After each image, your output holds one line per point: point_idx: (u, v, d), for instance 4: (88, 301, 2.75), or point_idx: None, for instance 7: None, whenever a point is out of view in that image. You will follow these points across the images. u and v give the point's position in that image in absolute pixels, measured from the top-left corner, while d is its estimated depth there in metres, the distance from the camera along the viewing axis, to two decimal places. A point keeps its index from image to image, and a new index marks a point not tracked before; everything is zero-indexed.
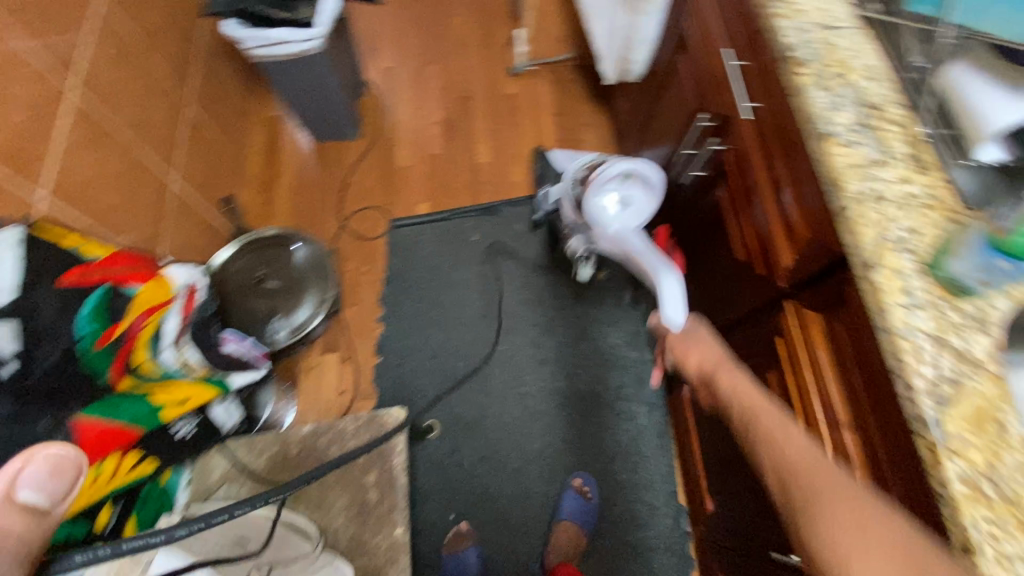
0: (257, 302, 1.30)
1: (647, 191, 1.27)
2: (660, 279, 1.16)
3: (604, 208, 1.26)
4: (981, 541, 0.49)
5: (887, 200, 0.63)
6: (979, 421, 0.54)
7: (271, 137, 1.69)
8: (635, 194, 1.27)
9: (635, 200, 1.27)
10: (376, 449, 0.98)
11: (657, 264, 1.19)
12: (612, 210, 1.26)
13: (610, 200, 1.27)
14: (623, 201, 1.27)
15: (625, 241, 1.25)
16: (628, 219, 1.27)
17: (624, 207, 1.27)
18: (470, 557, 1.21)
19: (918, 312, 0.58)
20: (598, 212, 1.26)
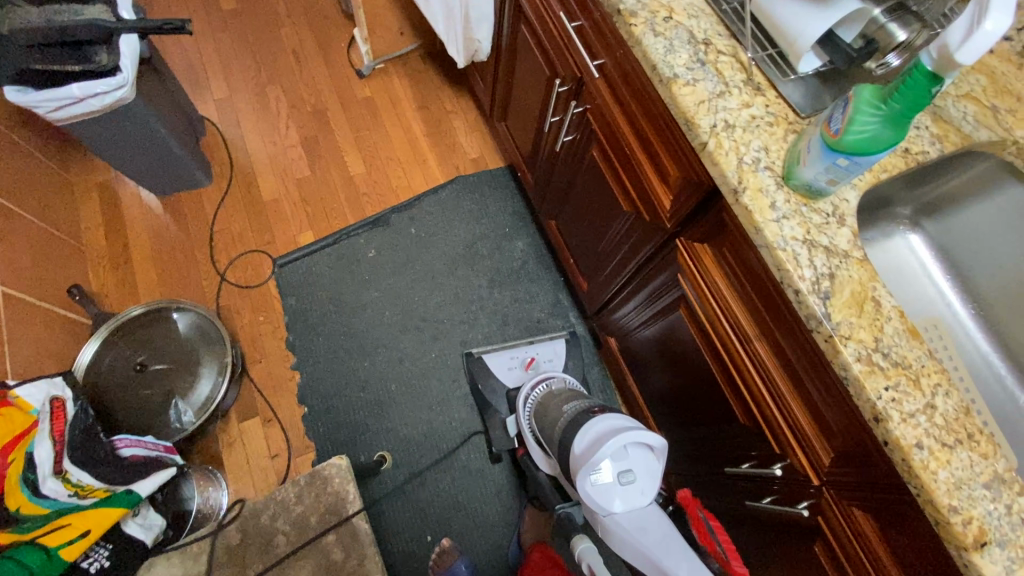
0: (145, 391, 1.16)
1: (652, 455, 0.89)
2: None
3: (603, 493, 0.87)
4: (886, 408, 0.56)
5: (736, 127, 0.67)
6: (857, 304, 0.60)
7: (108, 205, 1.48)
8: (638, 462, 0.89)
9: (639, 467, 0.89)
10: (327, 505, 0.87)
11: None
12: (614, 491, 0.87)
13: (605, 477, 0.87)
14: (624, 477, 0.88)
15: (646, 529, 0.85)
16: (640, 498, 0.89)
17: (628, 484, 0.88)
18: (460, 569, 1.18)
19: (787, 222, 0.63)
20: (598, 498, 0.87)
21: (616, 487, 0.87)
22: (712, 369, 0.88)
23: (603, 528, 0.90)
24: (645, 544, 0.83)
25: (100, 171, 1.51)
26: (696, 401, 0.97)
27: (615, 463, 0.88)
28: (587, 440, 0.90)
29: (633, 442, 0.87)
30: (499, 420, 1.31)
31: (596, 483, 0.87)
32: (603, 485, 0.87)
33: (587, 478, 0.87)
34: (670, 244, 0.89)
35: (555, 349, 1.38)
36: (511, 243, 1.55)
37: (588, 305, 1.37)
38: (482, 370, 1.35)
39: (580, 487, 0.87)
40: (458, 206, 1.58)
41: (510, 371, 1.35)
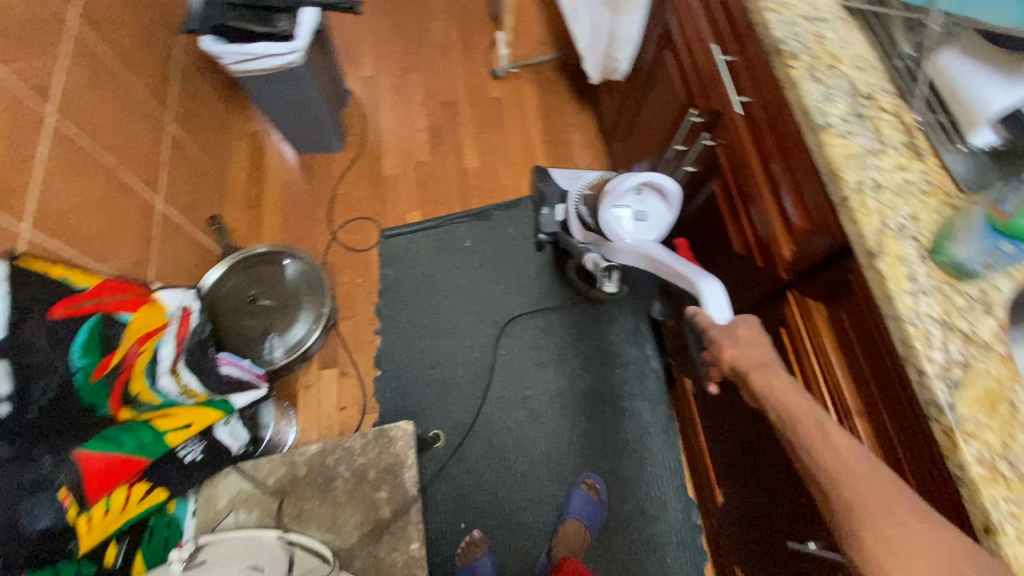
0: (250, 320, 1.28)
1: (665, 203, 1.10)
2: (696, 277, 0.91)
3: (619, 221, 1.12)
4: (1002, 521, 0.50)
5: (885, 187, 0.64)
6: (990, 402, 0.55)
7: (255, 153, 1.66)
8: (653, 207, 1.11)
9: (652, 212, 1.11)
10: (386, 464, 0.90)
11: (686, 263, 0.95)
12: (626, 224, 1.13)
13: (623, 209, 1.12)
14: (639, 215, 1.12)
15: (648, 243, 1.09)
16: (646, 233, 1.12)
17: (641, 222, 1.12)
18: (485, 564, 1.20)
19: (924, 297, 0.59)
20: (610, 221, 1.12)
21: (629, 219, 1.13)
22: None
23: (616, 250, 1.14)
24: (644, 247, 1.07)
25: (255, 122, 1.70)
26: (770, 463, 0.92)
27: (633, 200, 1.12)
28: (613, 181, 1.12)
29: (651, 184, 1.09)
30: (547, 213, 1.48)
31: (615, 212, 1.12)
32: (619, 216, 1.12)
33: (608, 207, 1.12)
34: (780, 295, 0.85)
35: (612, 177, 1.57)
36: None
37: (671, 337, 1.34)
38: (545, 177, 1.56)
39: (602, 215, 1.13)
40: None
41: (570, 181, 1.54)
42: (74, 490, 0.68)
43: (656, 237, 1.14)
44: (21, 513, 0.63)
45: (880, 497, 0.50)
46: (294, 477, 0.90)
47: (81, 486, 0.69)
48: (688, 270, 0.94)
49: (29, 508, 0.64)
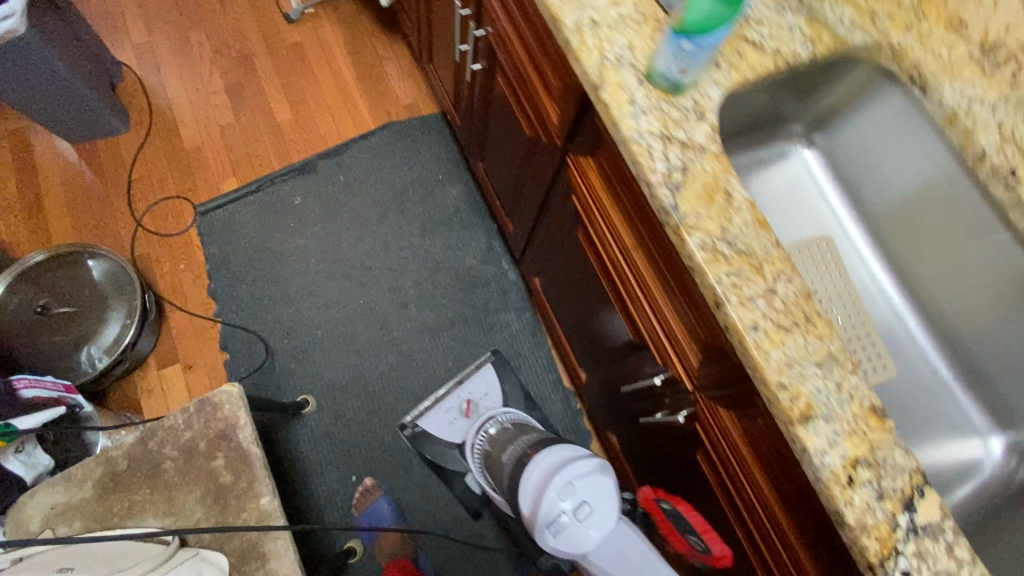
0: (55, 334, 1.14)
1: (599, 476, 0.78)
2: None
3: (570, 540, 0.75)
4: (725, 293, 0.56)
5: (600, 23, 0.66)
6: (708, 195, 0.60)
7: (20, 152, 1.43)
8: (590, 491, 0.77)
9: (593, 497, 0.77)
10: (217, 431, 0.85)
11: None
12: (581, 534, 0.75)
13: (561, 522, 0.76)
14: (582, 511, 0.76)
15: (623, 556, 0.78)
16: (609, 522, 0.76)
17: (591, 518, 0.76)
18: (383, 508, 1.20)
19: (644, 117, 0.62)
20: (566, 546, 0.75)
21: (576, 524, 0.75)
22: (607, 289, 0.88)
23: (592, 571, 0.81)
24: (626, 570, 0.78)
25: (11, 118, 1.45)
26: (602, 325, 0.98)
27: (566, 502, 0.76)
28: (529, 499, 0.80)
29: (571, 473, 0.78)
30: (463, 486, 1.26)
31: (557, 532, 0.76)
32: (566, 532, 0.75)
33: (545, 532, 0.76)
34: (564, 163, 0.87)
35: (487, 380, 1.33)
36: (442, 192, 1.53)
37: (516, 246, 1.37)
38: (425, 438, 1.28)
39: (549, 548, 0.77)
40: (389, 151, 1.55)
41: (451, 425, 1.29)
42: None
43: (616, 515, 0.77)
44: None
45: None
46: (114, 473, 0.82)
47: None
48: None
49: None
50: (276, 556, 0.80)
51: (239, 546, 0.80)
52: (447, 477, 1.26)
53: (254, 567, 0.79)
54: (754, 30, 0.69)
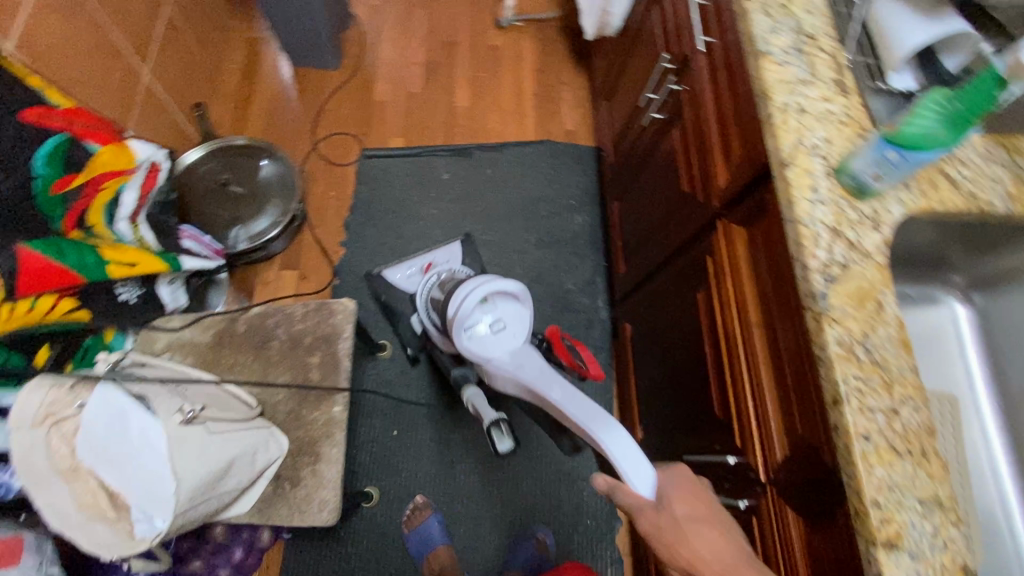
0: (219, 204, 1.31)
1: (520, 305, 0.95)
2: (599, 432, 0.74)
3: (480, 341, 0.92)
4: (848, 393, 0.56)
5: (807, 112, 0.70)
6: (859, 298, 0.61)
7: (251, 58, 1.68)
8: (507, 311, 0.94)
9: (507, 315, 0.94)
10: (323, 333, 0.95)
11: (584, 407, 0.77)
12: (490, 342, 0.92)
13: (477, 329, 0.93)
14: (497, 327, 0.93)
15: (526, 365, 0.89)
16: (516, 339, 0.92)
17: (501, 332, 0.93)
18: (432, 526, 1.21)
19: (821, 206, 0.65)
20: (475, 349, 0.92)
21: (487, 334, 0.93)
22: (706, 353, 0.90)
23: (492, 374, 0.95)
24: (527, 378, 0.87)
25: (255, 29, 1.72)
26: (685, 387, 0.99)
27: (484, 314, 0.93)
28: (454, 302, 0.95)
29: (495, 292, 0.93)
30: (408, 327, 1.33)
31: (472, 334, 0.93)
32: (478, 337, 0.92)
33: (461, 333, 0.93)
34: (711, 226, 0.91)
35: (451, 252, 1.34)
36: (569, 216, 1.60)
37: (620, 287, 1.41)
38: (384, 286, 1.36)
39: (460, 345, 0.93)
40: (537, 163, 1.66)
41: (409, 278, 1.33)
42: (7, 279, 0.70)
43: (524, 336, 0.94)
44: None
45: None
46: (233, 331, 0.94)
47: (14, 277, 0.71)
48: (590, 421, 0.75)
49: None
50: (327, 459, 0.88)
51: (301, 438, 0.89)
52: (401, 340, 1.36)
53: (306, 461, 0.87)
54: (954, 169, 0.69)
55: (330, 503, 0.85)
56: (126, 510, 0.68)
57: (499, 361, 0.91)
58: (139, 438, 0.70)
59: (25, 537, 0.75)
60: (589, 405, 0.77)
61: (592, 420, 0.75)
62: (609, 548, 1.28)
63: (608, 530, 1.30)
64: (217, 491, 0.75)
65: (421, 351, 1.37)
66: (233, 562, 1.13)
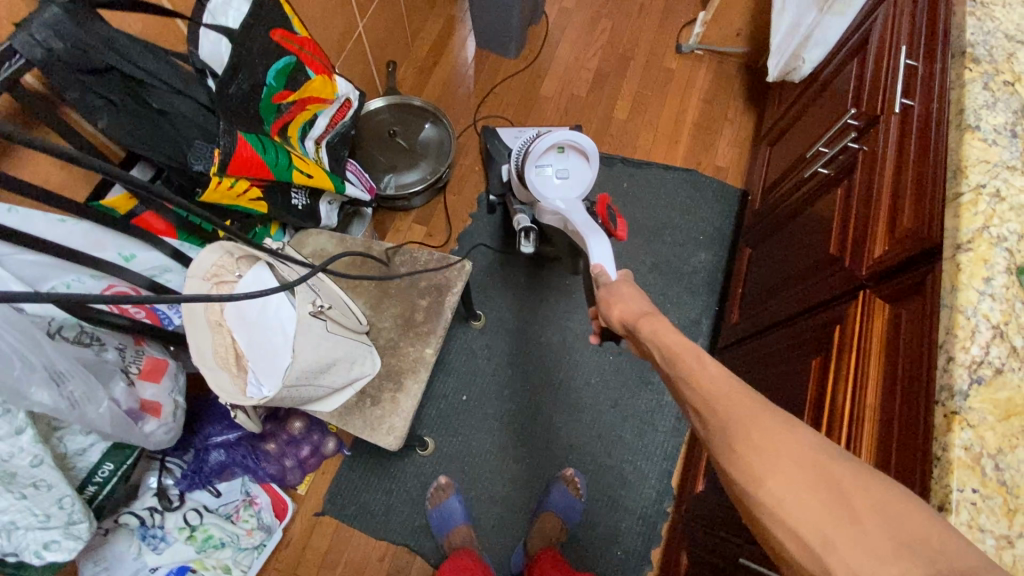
0: (383, 151, 1.48)
1: (586, 165, 1.19)
2: (589, 236, 0.98)
3: (543, 180, 1.18)
4: (958, 502, 0.51)
5: (1003, 200, 0.63)
6: (1007, 411, 0.54)
7: (446, 32, 1.85)
8: (573, 165, 1.19)
9: (573, 169, 1.19)
10: (437, 282, 1.03)
11: (590, 227, 1.01)
12: (551, 182, 1.18)
13: (544, 172, 1.18)
14: (560, 175, 1.18)
15: (569, 203, 1.14)
16: (569, 189, 1.18)
17: (563, 179, 1.18)
18: (454, 505, 1.25)
19: (990, 301, 0.58)
20: (536, 185, 1.17)
21: (549, 177, 1.18)
22: (803, 423, 0.84)
23: (541, 209, 1.20)
24: (566, 210, 1.11)
25: (456, 8, 1.89)
26: None
27: (556, 161, 1.18)
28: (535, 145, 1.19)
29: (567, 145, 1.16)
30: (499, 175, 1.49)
31: (540, 172, 1.18)
32: (544, 176, 1.18)
33: (531, 170, 1.18)
34: (850, 295, 0.85)
35: None
36: (694, 249, 1.57)
37: (725, 334, 1.35)
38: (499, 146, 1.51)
39: (527, 177, 1.18)
40: (676, 190, 1.64)
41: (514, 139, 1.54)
42: (225, 155, 0.84)
43: (577, 195, 1.19)
44: (190, 145, 0.81)
45: (790, 441, 0.43)
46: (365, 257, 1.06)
47: (229, 157, 0.85)
48: (585, 228, 1.01)
49: (197, 146, 0.81)
50: (407, 392, 0.96)
51: (392, 366, 0.98)
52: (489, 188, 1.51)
53: (390, 387, 0.96)
54: None
55: (398, 430, 0.93)
56: (245, 371, 0.81)
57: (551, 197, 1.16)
58: (273, 316, 0.83)
59: (169, 363, 0.92)
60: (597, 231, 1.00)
61: (587, 229, 1.00)
62: None
63: (636, 569, 1.26)
64: (318, 382, 0.85)
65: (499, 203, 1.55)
66: (299, 457, 1.26)
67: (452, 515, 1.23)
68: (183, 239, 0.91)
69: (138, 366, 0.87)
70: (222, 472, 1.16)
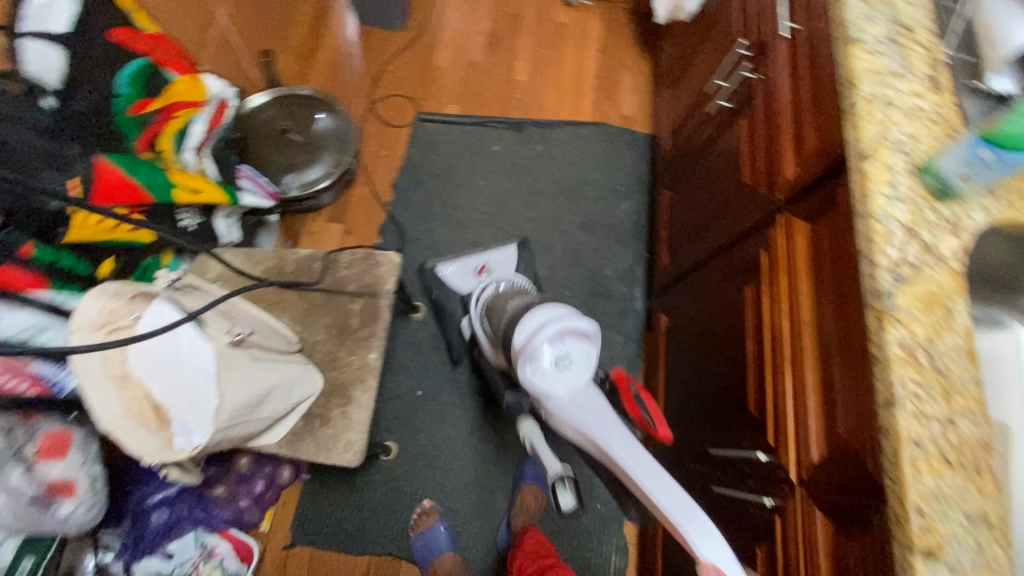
0: (276, 149, 1.34)
1: (589, 345, 0.82)
2: (662, 496, 0.65)
3: (541, 381, 0.80)
4: (903, 396, 0.54)
5: (895, 106, 0.66)
6: (928, 303, 0.58)
7: (320, 11, 1.70)
8: (576, 350, 0.81)
9: (577, 358, 0.81)
10: (366, 282, 0.96)
11: (643, 462, 0.69)
12: (554, 378, 0.80)
13: (541, 363, 0.80)
14: (563, 362, 0.80)
15: (588, 409, 0.78)
16: (578, 381, 0.80)
17: (568, 368, 0.80)
18: (439, 532, 1.21)
19: (898, 203, 0.62)
20: (538, 385, 0.80)
21: (551, 370, 0.80)
22: (748, 348, 0.87)
23: (549, 415, 0.84)
24: (587, 424, 0.76)
25: None
26: (720, 382, 0.97)
27: (550, 347, 0.80)
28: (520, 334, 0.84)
29: (567, 326, 0.81)
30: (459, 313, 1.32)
31: (534, 368, 0.80)
32: (543, 372, 0.80)
33: (525, 365, 0.81)
34: (770, 220, 0.88)
35: (507, 253, 1.28)
36: (616, 201, 1.58)
37: (660, 278, 1.38)
38: (436, 281, 1.30)
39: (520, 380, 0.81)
40: (589, 146, 1.63)
41: (465, 279, 1.29)
42: (86, 183, 0.73)
43: (588, 385, 0.81)
44: (39, 177, 0.69)
45: None
46: (281, 270, 0.97)
47: (92, 184, 0.74)
48: (639, 468, 0.68)
49: (47, 176, 0.70)
50: (358, 403, 0.90)
51: (334, 380, 0.91)
52: (451, 349, 1.35)
53: (338, 402, 0.90)
54: None
55: (355, 445, 0.88)
56: (167, 424, 0.71)
57: (560, 402, 0.80)
58: (188, 358, 0.72)
59: (74, 433, 0.81)
60: (635, 446, 0.71)
61: (657, 485, 0.66)
62: (615, 536, 1.28)
63: (617, 517, 1.30)
64: (255, 416, 0.77)
65: (464, 355, 1.36)
66: (254, 493, 1.17)
67: (436, 541, 1.19)
68: (56, 289, 0.76)
69: (35, 446, 0.75)
70: (170, 533, 1.05)
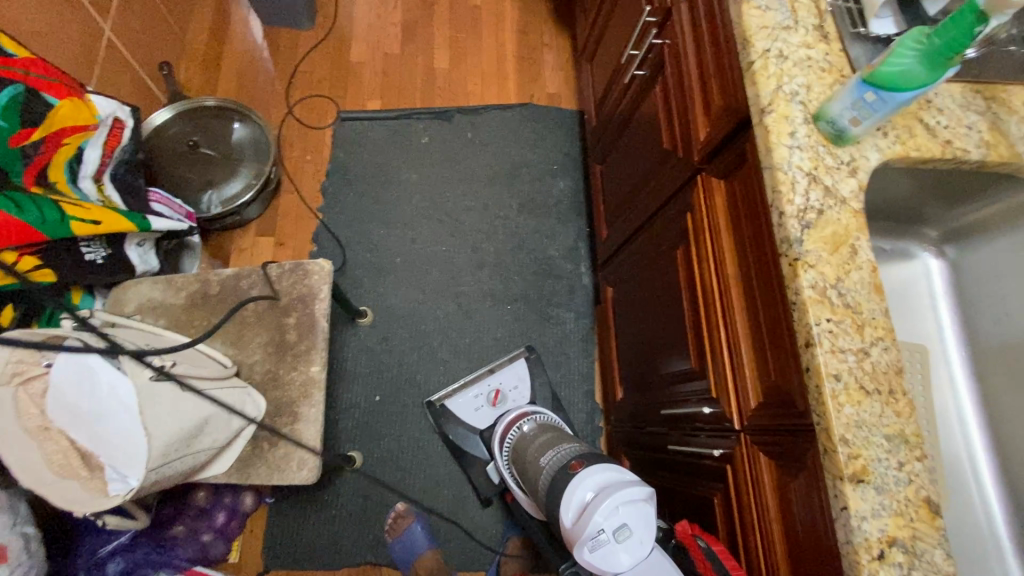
0: (188, 167, 1.27)
1: (646, 506, 0.69)
2: None
3: (605, 565, 0.66)
4: (820, 335, 0.57)
5: (787, 58, 0.68)
6: (834, 243, 0.61)
7: (219, 15, 1.61)
8: (635, 518, 0.67)
9: (637, 527, 0.67)
10: (300, 293, 0.93)
11: None
12: (617, 559, 0.66)
13: (603, 544, 0.66)
14: (623, 535, 0.66)
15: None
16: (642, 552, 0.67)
17: (629, 543, 0.66)
18: (416, 533, 1.18)
19: (799, 151, 0.64)
20: (600, 565, 0.66)
21: (613, 545, 0.66)
22: (685, 309, 0.90)
23: None
24: None
25: None
26: (665, 345, 0.99)
27: (607, 521, 0.66)
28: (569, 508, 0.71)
29: (617, 491, 0.68)
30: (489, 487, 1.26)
31: (595, 554, 0.66)
32: (604, 556, 0.66)
33: (582, 549, 0.67)
34: (692, 181, 0.90)
35: (518, 375, 1.32)
36: (552, 180, 1.58)
37: (602, 251, 1.40)
38: (448, 416, 1.29)
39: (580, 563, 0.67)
40: (518, 128, 1.62)
41: (477, 412, 1.29)
42: None
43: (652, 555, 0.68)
44: None
45: None
46: (207, 292, 0.92)
47: None
48: None
49: None
50: (306, 419, 0.87)
51: (278, 399, 0.88)
52: (478, 492, 1.26)
53: (285, 421, 0.87)
54: (932, 116, 0.69)
55: (310, 462, 0.85)
56: (99, 471, 0.67)
57: None
58: (113, 401, 0.66)
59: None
60: None
61: None
62: None
63: None
64: (194, 448, 0.74)
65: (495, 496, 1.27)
66: (216, 526, 1.14)
67: (413, 542, 1.16)
68: None
69: None
70: None
